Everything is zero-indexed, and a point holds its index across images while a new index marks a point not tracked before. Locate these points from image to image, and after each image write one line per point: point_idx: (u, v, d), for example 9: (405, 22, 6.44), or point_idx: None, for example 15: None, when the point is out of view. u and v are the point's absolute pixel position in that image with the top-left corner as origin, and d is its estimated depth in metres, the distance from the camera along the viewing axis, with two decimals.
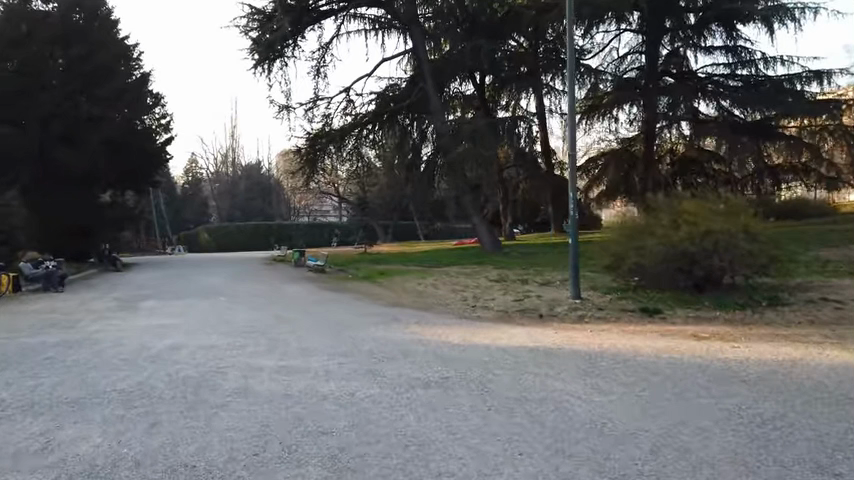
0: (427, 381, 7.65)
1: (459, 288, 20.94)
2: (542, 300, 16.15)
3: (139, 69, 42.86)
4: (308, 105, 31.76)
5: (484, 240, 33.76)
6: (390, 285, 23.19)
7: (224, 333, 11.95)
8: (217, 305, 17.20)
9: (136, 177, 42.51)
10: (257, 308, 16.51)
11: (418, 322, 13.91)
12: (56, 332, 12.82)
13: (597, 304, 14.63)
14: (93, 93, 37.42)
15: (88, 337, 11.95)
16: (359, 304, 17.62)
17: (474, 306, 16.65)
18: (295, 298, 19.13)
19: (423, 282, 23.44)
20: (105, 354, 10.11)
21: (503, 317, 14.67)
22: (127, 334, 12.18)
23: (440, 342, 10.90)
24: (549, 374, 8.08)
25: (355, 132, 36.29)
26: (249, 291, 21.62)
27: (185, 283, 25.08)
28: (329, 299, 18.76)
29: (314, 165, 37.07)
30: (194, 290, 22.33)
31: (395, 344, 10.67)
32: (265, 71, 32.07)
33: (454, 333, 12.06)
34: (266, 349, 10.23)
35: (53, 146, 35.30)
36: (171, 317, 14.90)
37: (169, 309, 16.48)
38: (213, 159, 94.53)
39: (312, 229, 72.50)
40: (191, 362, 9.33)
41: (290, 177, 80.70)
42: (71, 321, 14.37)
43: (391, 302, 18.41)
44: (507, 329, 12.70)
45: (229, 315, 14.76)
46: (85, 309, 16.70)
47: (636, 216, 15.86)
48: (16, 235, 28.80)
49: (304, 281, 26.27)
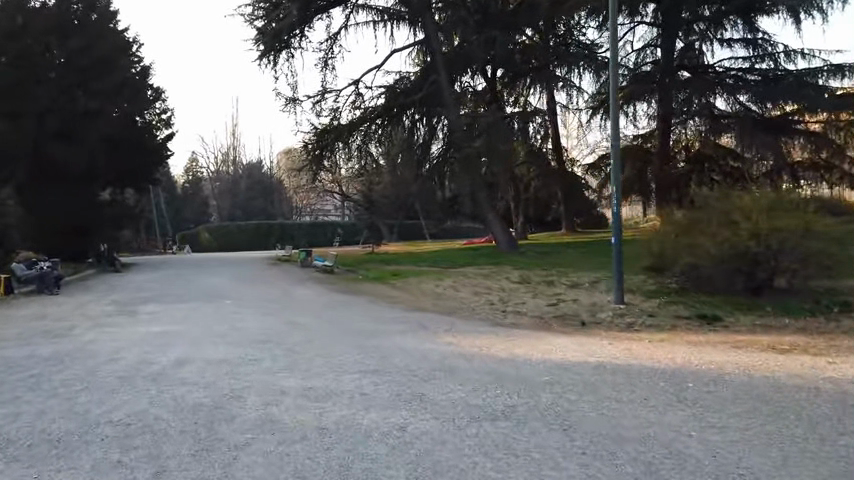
0: (492, 411, 6.27)
1: (482, 290, 19.53)
2: (580, 305, 14.77)
3: (139, 63, 41.50)
4: (316, 97, 30.41)
5: (498, 239, 32.33)
6: (407, 287, 21.87)
7: (234, 344, 10.59)
8: (224, 310, 15.83)
9: (136, 175, 41.09)
10: (266, 313, 15.12)
11: (448, 329, 12.53)
12: (46, 341, 11.50)
13: (646, 310, 13.28)
14: (90, 87, 35.95)
15: (83, 348, 10.64)
16: (377, 309, 16.24)
17: (503, 312, 15.24)
18: (308, 301, 17.77)
19: (442, 283, 22.03)
20: (100, 370, 8.79)
21: (540, 325, 13.25)
22: (125, 344, 10.86)
23: (483, 355, 9.53)
24: (634, 399, 6.69)
25: (363, 128, 34.81)
26: (256, 294, 20.23)
27: (187, 285, 23.71)
28: (343, 304, 17.38)
29: (320, 161, 35.58)
30: (198, 292, 21.01)
31: (432, 358, 9.30)
32: (270, 63, 30.78)
33: (494, 343, 10.66)
34: (285, 364, 8.87)
35: (49, 143, 33.95)
36: (175, 323, 13.53)
37: (171, 314, 15.13)
38: (213, 158, 93.14)
39: (315, 228, 71.12)
40: (201, 382, 7.96)
41: (291, 176, 79.29)
42: (64, 327, 13.06)
43: (411, 306, 17.04)
44: (551, 338, 11.30)
45: (237, 322, 13.40)
46: (80, 314, 15.36)
47: (683, 214, 14.64)
48: (10, 234, 27.51)
49: (313, 283, 24.89)
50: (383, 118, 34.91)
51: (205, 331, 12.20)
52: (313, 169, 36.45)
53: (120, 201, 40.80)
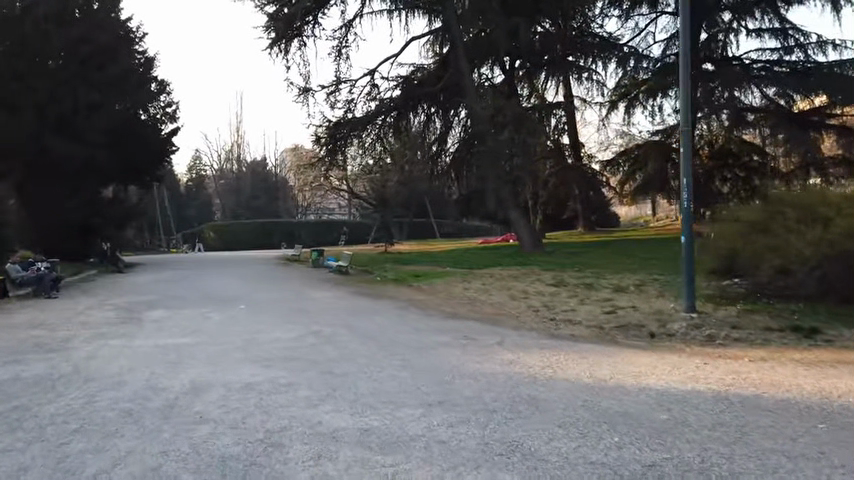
0: (631, 475, 4.63)
1: (519, 295, 17.78)
2: (643, 312, 13.05)
3: (143, 53, 39.84)
4: (330, 88, 28.73)
5: (523, 238, 30.65)
6: (435, 289, 20.27)
7: (259, 362, 8.95)
8: (241, 317, 14.22)
9: (139, 172, 39.34)
10: (287, 321, 13.40)
11: (500, 343, 10.85)
12: (40, 357, 9.90)
13: (726, 320, 11.58)
14: (91, 78, 34.29)
15: (80, 367, 9.00)
16: (409, 317, 14.51)
17: (553, 320, 13.51)
18: (332, 306, 16.15)
19: (471, 286, 20.31)
20: (100, 400, 7.13)
21: (604, 338, 11.55)
22: (130, 362, 9.23)
23: (562, 378, 7.85)
24: (811, 456, 5.02)
25: (378, 121, 33.05)
26: (271, 298, 18.50)
27: (195, 287, 22.03)
28: (370, 310, 15.66)
29: (333, 156, 33.85)
30: (208, 295, 19.35)
31: (503, 384, 7.62)
32: (281, 52, 29.20)
33: (566, 362, 8.96)
34: (327, 393, 7.20)
35: (51, 137, 32.30)
36: (186, 333, 11.90)
37: (181, 323, 13.45)
38: (217, 155, 91.66)
39: (322, 227, 69.46)
40: (227, 419, 6.32)
41: (297, 173, 77.68)
42: (60, 339, 11.40)
43: (445, 313, 15.29)
44: (627, 356, 9.57)
45: (257, 333, 11.74)
46: (79, 323, 13.70)
47: (760, 211, 13.20)
48: (6, 233, 25.83)
49: (329, 285, 23.17)
50: (399, 111, 33.17)
51: (222, 345, 10.55)
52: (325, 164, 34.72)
53: (122, 198, 39.13)
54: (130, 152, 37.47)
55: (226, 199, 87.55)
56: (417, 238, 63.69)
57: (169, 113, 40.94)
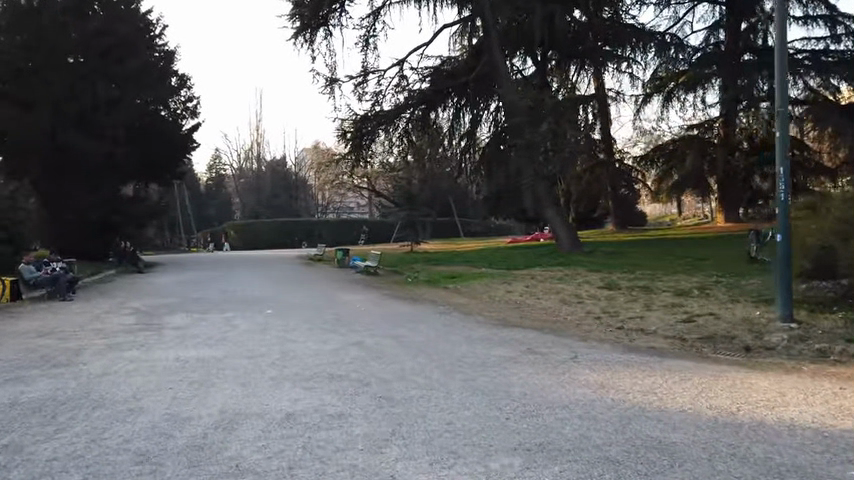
0: None
1: (572, 299, 16.18)
2: (729, 322, 11.42)
3: (163, 47, 38.80)
4: (358, 79, 27.30)
5: (560, 236, 28.87)
6: (477, 293, 18.77)
7: (299, 384, 7.52)
8: (271, 324, 12.81)
9: (160, 169, 38.22)
10: (323, 330, 12.01)
11: (575, 357, 9.32)
12: (46, 373, 8.56)
13: (837, 334, 9.96)
14: (110, 72, 33.31)
15: (89, 387, 7.62)
16: (457, 324, 13.02)
17: (622, 329, 11.94)
18: (368, 312, 14.69)
19: (514, 288, 18.75)
20: (109, 438, 5.72)
21: (690, 352, 10.00)
22: (148, 382, 7.83)
23: (681, 411, 6.30)
24: None
25: (406, 114, 31.45)
26: (300, 302, 17.08)
27: (218, 290, 20.67)
28: (411, 315, 14.20)
29: (360, 152, 32.28)
30: (232, 298, 18.00)
31: (610, 419, 6.08)
32: (307, 43, 27.87)
33: (670, 385, 7.42)
34: (391, 431, 5.73)
35: (69, 132, 31.48)
36: (212, 343, 10.55)
37: (205, 331, 12.08)
38: (237, 155, 91.08)
39: (343, 226, 68.34)
40: (272, 470, 4.87)
41: (318, 171, 76.67)
42: (69, 351, 10.06)
43: (495, 320, 13.75)
44: (736, 377, 7.98)
45: (291, 344, 10.32)
46: (92, 330, 12.37)
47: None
48: (23, 232, 24.78)
49: (359, 287, 21.72)
50: (429, 103, 31.55)
51: (252, 360, 9.13)
52: (351, 161, 33.16)
53: (142, 195, 38.24)
54: (151, 148, 36.53)
55: (245, 198, 86.80)
56: (440, 237, 62.23)
57: (189, 108, 39.74)
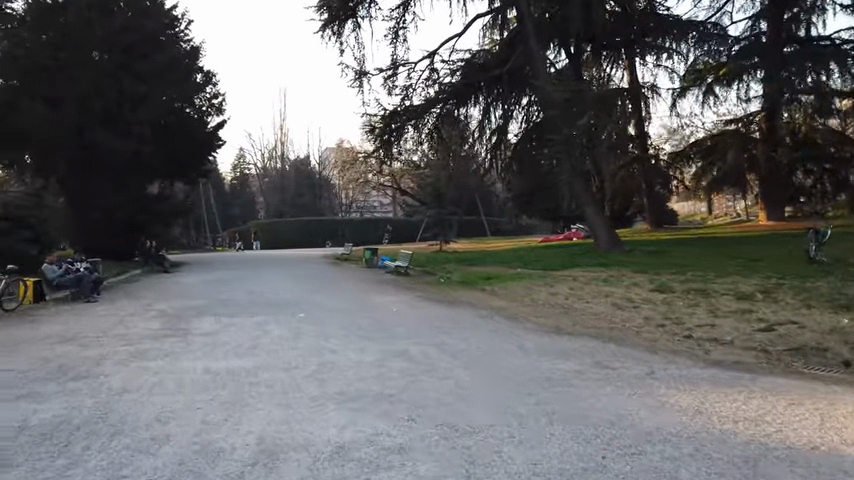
0: None
1: (625, 304, 14.97)
2: (816, 332, 10.28)
3: (189, 43, 38.23)
4: (388, 72, 26.31)
5: (599, 236, 27.48)
6: (519, 295, 17.67)
7: (346, 405, 6.57)
8: (306, 330, 11.85)
9: (186, 167, 37.73)
10: (362, 337, 11.07)
11: (652, 373, 8.25)
12: (63, 387, 7.73)
13: None
14: (135, 69, 32.91)
15: (109, 406, 6.75)
16: (508, 329, 11.95)
17: (691, 339, 10.80)
18: (407, 316, 13.72)
19: (559, 291, 17.61)
20: (129, 476, 4.81)
21: (779, 367, 8.86)
22: (175, 401, 6.93)
23: (814, 451, 5.18)
24: None
25: (437, 108, 30.38)
26: (334, 304, 16.18)
27: (245, 291, 19.85)
28: (453, 319, 13.20)
29: (389, 148, 31.22)
30: (261, 301, 17.16)
31: (730, 459, 5.00)
32: (335, 36, 26.98)
33: (781, 413, 6.31)
34: (466, 472, 4.74)
35: (96, 130, 31.12)
36: (245, 352, 9.67)
37: (235, 337, 11.20)
38: (261, 154, 90.81)
39: (368, 225, 67.57)
40: None
41: (342, 170, 75.92)
42: (90, 361, 9.23)
43: (546, 326, 12.65)
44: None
45: (330, 354, 9.38)
46: (115, 336, 11.56)
47: None
48: (48, 231, 24.28)
49: (391, 288, 20.72)
50: (459, 97, 30.46)
51: (289, 373, 8.20)
52: (379, 157, 32.13)
53: (168, 193, 37.79)
54: (177, 145, 36.00)
55: (269, 197, 86.45)
56: (467, 236, 61.13)
57: (215, 105, 39.13)
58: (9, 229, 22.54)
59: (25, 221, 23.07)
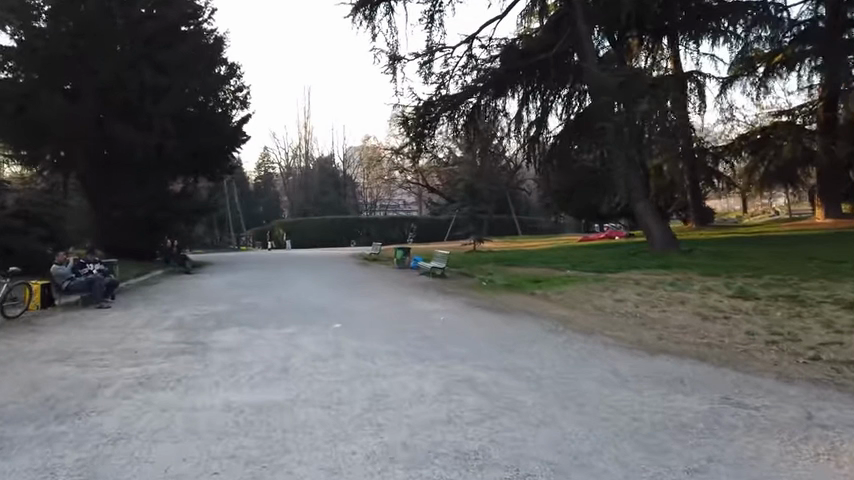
0: None
1: (712, 314, 12.84)
2: None
3: (213, 33, 36.51)
4: (424, 59, 24.35)
5: (652, 235, 25.31)
6: (578, 301, 15.62)
7: (420, 473, 4.70)
8: (345, 346, 10.00)
9: (210, 163, 36.04)
10: (413, 355, 9.20)
11: (811, 416, 6.29)
12: (41, 431, 5.95)
13: None
14: (157, 59, 31.47)
15: (94, 467, 4.95)
16: (585, 347, 10.00)
17: (822, 362, 8.73)
18: (459, 329, 11.79)
19: (626, 297, 15.54)
20: None
21: None
22: (185, 460, 5.09)
23: None
24: None
25: (476, 97, 28.30)
26: (371, 313, 14.32)
27: (273, 296, 18.07)
28: (513, 333, 11.23)
29: (423, 141, 29.21)
30: (290, 308, 15.35)
31: None
32: (366, 21, 25.09)
33: None
34: None
35: (115, 123, 29.81)
36: (274, 378, 7.85)
37: (263, 357, 9.38)
38: (285, 152, 89.61)
39: (394, 223, 65.83)
40: None
41: (367, 167, 74.19)
42: (86, 389, 7.47)
43: (629, 342, 10.64)
44: None
45: (380, 383, 7.51)
46: (122, 352, 9.81)
47: None
48: (64, 230, 22.79)
49: (432, 293, 18.75)
50: (499, 86, 28.38)
51: (334, 412, 6.36)
52: (412, 151, 30.10)
53: (193, 191, 36.12)
54: (203, 141, 33.78)
55: (293, 196, 85.04)
56: (497, 235, 59.04)
57: (240, 98, 37.42)
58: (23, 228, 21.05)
59: (39, 219, 21.57)
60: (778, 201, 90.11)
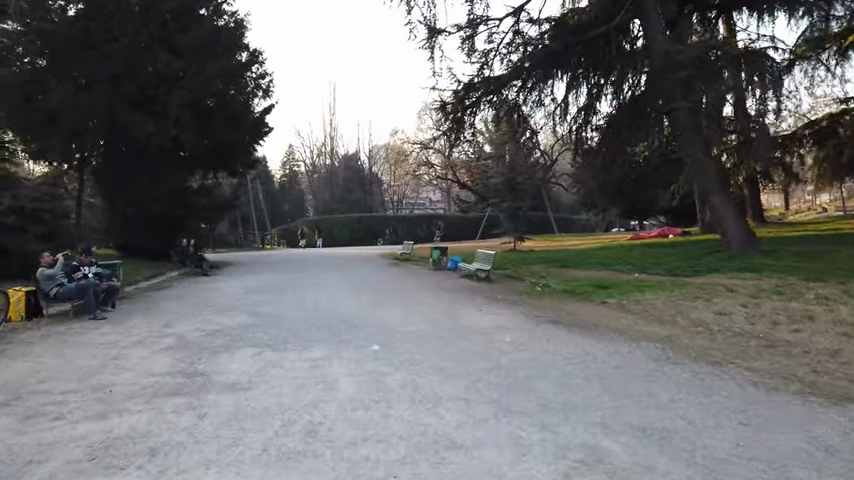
0: None
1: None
2: None
3: (233, 16, 33.71)
4: (465, 34, 21.49)
5: (727, 230, 22.22)
6: (664, 316, 12.71)
7: None
8: (392, 382, 7.37)
9: (233, 158, 33.23)
10: (490, 404, 6.47)
11: None
12: None
13: None
14: (173, 43, 29.24)
15: None
16: (727, 390, 7.16)
17: None
18: (538, 354, 9.04)
19: (728, 310, 12.60)
20: None
21: None
22: None
23: None
24: None
25: (521, 80, 25.42)
26: (416, 329, 11.64)
27: (297, 304, 15.55)
28: (613, 361, 8.47)
29: (462, 130, 26.47)
30: (317, 321, 12.77)
31: None
32: None
33: None
34: None
35: (127, 112, 27.54)
36: (296, 450, 5.19)
37: (281, 402, 6.77)
38: (310, 150, 87.60)
39: (422, 220, 63.13)
40: None
41: (394, 164, 71.61)
42: (8, 469, 4.90)
43: (781, 380, 7.68)
44: None
45: (459, 463, 4.86)
46: (92, 392, 7.26)
47: None
48: (67, 228, 20.58)
49: (481, 300, 15.97)
50: (547, 67, 25.41)
51: None
52: (449, 141, 27.34)
53: (213, 187, 33.70)
54: (222, 132, 31.09)
55: (318, 195, 82.88)
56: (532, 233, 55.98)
57: (262, 87, 34.69)
58: (20, 225, 18.85)
59: (39, 216, 19.39)
60: (823, 199, 85.43)
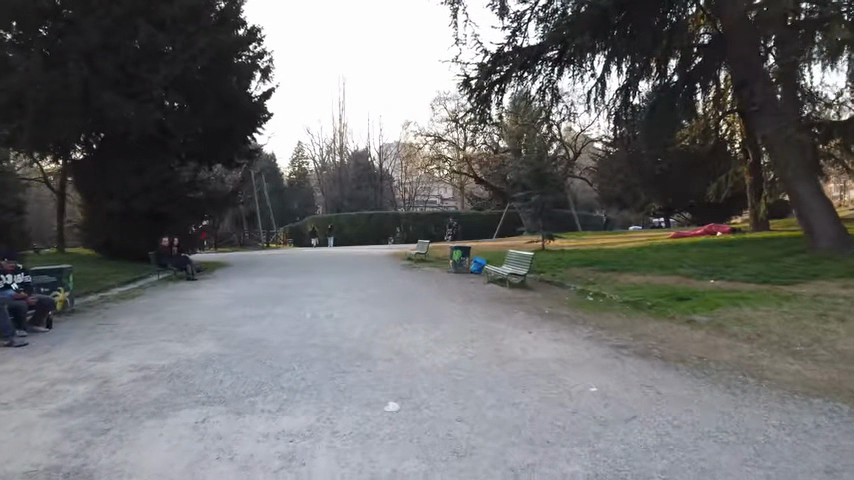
0: None
1: None
2: None
3: None
4: None
5: (811, 228, 18.34)
6: (792, 347, 9.02)
7: None
8: None
9: (227, 146, 29.73)
10: None
11: None
12: None
13: None
14: (156, 15, 25.71)
15: None
16: None
17: None
18: (667, 430, 5.40)
19: None
20: None
21: None
22: None
23: None
24: None
25: (557, 50, 21.73)
26: (449, 367, 8.01)
27: (287, 324, 11.96)
28: (811, 454, 4.82)
29: (488, 110, 22.78)
30: (309, 353, 9.15)
31: None
32: None
33: None
34: None
35: (104, 93, 24.26)
36: None
37: None
38: (319, 146, 84.04)
39: (436, 217, 59.46)
40: None
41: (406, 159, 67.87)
42: None
43: None
44: None
45: None
46: None
47: None
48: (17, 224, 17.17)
49: (524, 316, 12.31)
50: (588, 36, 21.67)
51: None
52: (472, 123, 23.57)
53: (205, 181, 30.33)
54: (214, 117, 27.72)
55: (327, 191, 79.20)
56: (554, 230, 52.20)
57: (261, 68, 31.17)
58: None
59: None
60: None
